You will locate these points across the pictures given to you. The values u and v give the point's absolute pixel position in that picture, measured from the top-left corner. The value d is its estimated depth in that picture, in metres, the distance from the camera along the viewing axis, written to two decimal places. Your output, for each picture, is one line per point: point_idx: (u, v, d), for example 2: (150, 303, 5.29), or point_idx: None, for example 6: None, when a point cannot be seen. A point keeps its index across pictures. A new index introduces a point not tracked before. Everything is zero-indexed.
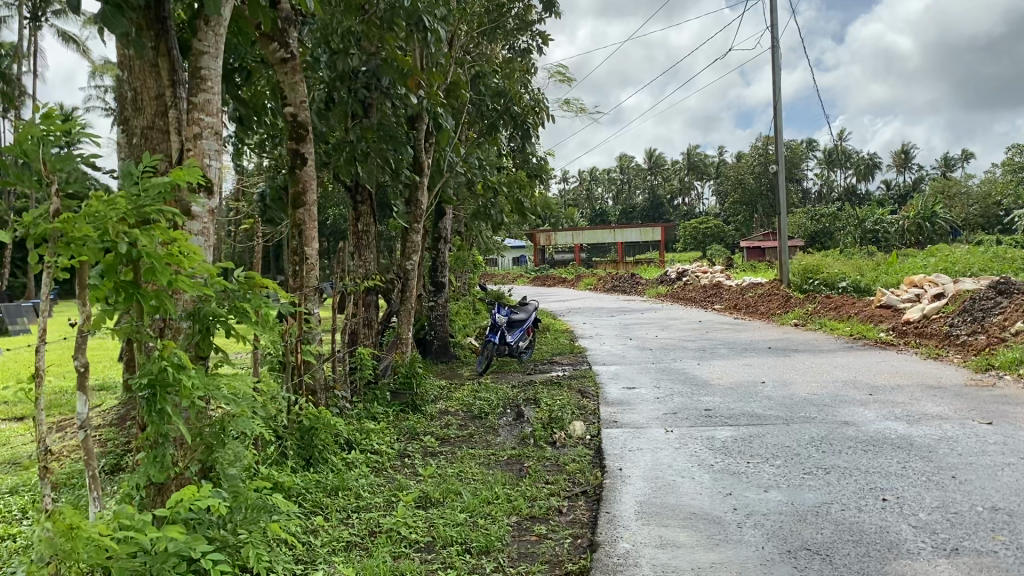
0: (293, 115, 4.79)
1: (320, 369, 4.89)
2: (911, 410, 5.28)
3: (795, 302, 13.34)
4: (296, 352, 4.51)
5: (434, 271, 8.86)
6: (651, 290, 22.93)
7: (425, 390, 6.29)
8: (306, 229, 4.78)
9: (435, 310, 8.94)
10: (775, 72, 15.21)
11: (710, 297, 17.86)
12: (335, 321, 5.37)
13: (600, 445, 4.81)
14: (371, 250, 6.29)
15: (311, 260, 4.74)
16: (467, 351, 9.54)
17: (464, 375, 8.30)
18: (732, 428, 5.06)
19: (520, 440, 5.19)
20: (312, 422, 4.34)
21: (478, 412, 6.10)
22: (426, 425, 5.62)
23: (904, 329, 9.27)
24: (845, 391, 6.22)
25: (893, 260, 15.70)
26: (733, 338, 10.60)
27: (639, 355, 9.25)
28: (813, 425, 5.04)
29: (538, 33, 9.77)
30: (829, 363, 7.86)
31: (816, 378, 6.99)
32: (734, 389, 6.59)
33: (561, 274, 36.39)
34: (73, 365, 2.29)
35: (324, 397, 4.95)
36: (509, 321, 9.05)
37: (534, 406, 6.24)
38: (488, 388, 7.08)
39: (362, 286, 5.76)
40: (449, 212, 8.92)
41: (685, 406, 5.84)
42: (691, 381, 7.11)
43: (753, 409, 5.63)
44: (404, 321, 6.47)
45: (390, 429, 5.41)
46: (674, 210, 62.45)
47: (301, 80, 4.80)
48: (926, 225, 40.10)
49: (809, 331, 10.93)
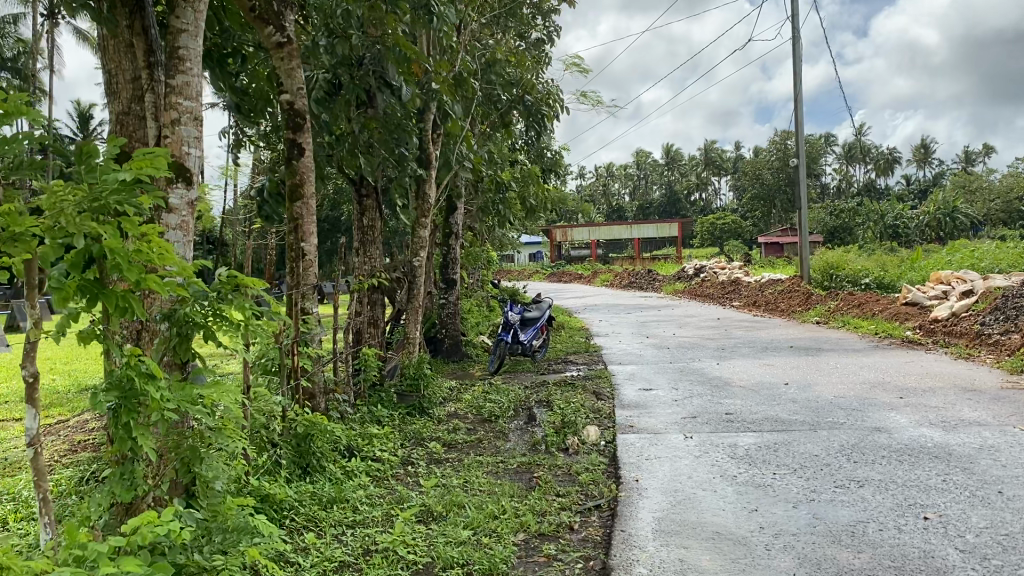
0: (290, 103, 4.53)
1: (319, 371, 4.72)
2: (947, 417, 4.95)
3: (816, 299, 12.99)
4: (292, 354, 4.27)
5: (445, 267, 8.60)
6: (668, 286, 22.61)
7: (433, 392, 6.04)
8: (304, 225, 4.56)
9: (445, 307, 8.69)
10: (796, 63, 14.84)
11: (728, 294, 17.52)
12: (336, 322, 5.14)
13: (614, 453, 4.54)
14: (376, 246, 6.04)
15: (309, 256, 4.56)
16: (479, 350, 9.28)
17: (475, 374, 8.04)
18: (755, 434, 4.77)
19: (531, 446, 4.92)
20: (308, 428, 4.13)
21: (488, 416, 5.83)
22: (432, 430, 5.36)
23: (933, 328, 8.92)
24: (875, 394, 5.90)
25: (917, 255, 15.29)
26: (753, 337, 10.28)
27: (656, 354, 8.96)
28: (841, 431, 4.74)
29: (552, 22, 9.47)
30: (855, 363, 7.54)
31: (843, 379, 6.67)
32: (756, 390, 6.28)
33: (576, 270, 36.11)
34: (21, 375, 1.99)
35: (323, 402, 4.72)
36: (523, 318, 8.78)
37: (546, 409, 5.96)
38: (499, 389, 6.81)
39: (365, 284, 5.51)
40: (460, 207, 8.65)
41: (705, 409, 5.55)
42: (711, 381, 6.81)
43: (776, 413, 5.33)
44: (411, 321, 6.22)
45: (395, 434, 5.16)
46: (690, 206, 62.01)
47: (299, 66, 4.56)
48: (947, 220, 39.50)
49: (832, 329, 10.59)
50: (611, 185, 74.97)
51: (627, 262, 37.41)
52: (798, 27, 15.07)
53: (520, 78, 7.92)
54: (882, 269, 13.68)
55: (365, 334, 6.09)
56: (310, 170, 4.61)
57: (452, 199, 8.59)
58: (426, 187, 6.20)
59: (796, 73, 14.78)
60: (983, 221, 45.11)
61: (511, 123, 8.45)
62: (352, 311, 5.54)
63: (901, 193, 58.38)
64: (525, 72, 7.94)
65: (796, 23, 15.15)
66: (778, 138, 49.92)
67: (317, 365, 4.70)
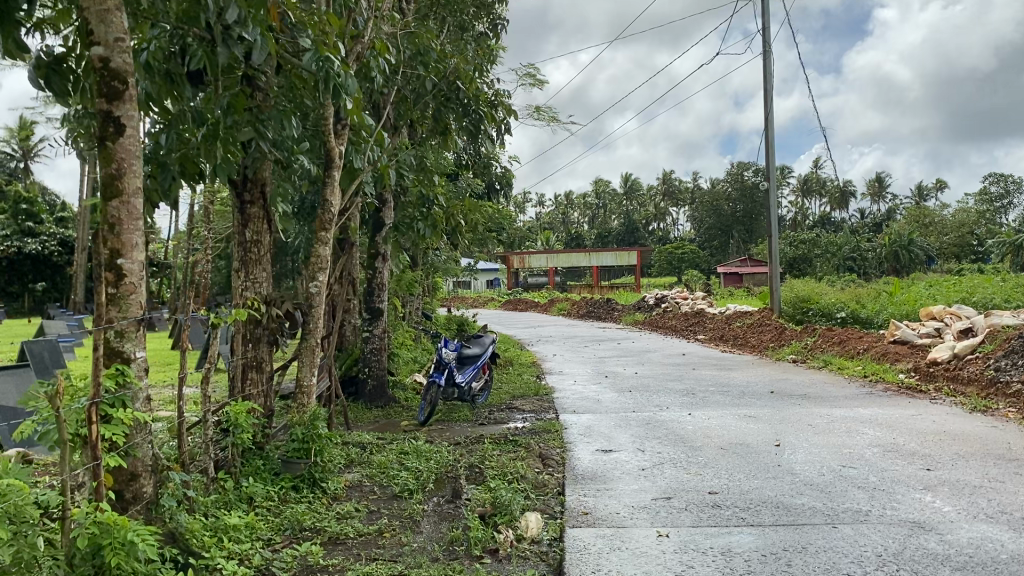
0: (103, 59, 3.17)
1: (147, 441, 3.37)
2: (1005, 505, 3.72)
3: (790, 334, 11.84)
4: (92, 423, 2.91)
5: (369, 295, 7.29)
6: (628, 316, 21.48)
7: (329, 458, 4.72)
8: (124, 231, 3.23)
9: (369, 343, 7.33)
10: (767, 82, 13.86)
11: (691, 326, 16.38)
12: (182, 370, 3.78)
13: (561, 564, 3.22)
14: (262, 267, 4.74)
15: (132, 278, 3.27)
16: (410, 393, 7.90)
17: (401, 425, 6.67)
18: (754, 532, 3.48)
19: (447, 546, 3.58)
20: (96, 538, 2.76)
21: (400, 491, 4.50)
22: (317, 517, 4.02)
23: (932, 372, 7.79)
24: (889, 463, 4.67)
25: (894, 288, 14.26)
26: (725, 378, 9.05)
27: (616, 399, 7.68)
28: (870, 529, 3.46)
29: (499, 15, 8.24)
30: (852, 417, 6.31)
31: (845, 439, 5.44)
32: (742, 456, 5.01)
33: (532, 298, 34.75)
34: None
35: (151, 484, 3.37)
36: (460, 356, 7.47)
37: (477, 479, 4.62)
38: (422, 449, 5.45)
39: (231, 315, 4.17)
40: (388, 224, 7.33)
41: (680, 487, 4.26)
42: (682, 441, 5.54)
43: (772, 495, 4.05)
44: (303, 365, 4.85)
45: (261, 527, 3.80)
46: (648, 235, 61.35)
47: (119, 10, 3.23)
48: (904, 253, 39.11)
49: (812, 370, 9.43)
50: (570, 212, 74.19)
51: (584, 290, 36.30)
52: (768, 44, 14.14)
53: (454, 71, 6.71)
54: (858, 302, 12.60)
55: (246, 382, 4.76)
56: (136, 158, 3.28)
57: (378, 215, 7.29)
58: (327, 192, 4.77)
59: (768, 91, 13.80)
60: (940, 255, 44.81)
61: (448, 128, 7.21)
62: (210, 353, 4.16)
63: (857, 225, 58.27)
64: (463, 65, 6.72)
65: (767, 38, 14.24)
66: (738, 168, 49.45)
67: (141, 434, 3.34)
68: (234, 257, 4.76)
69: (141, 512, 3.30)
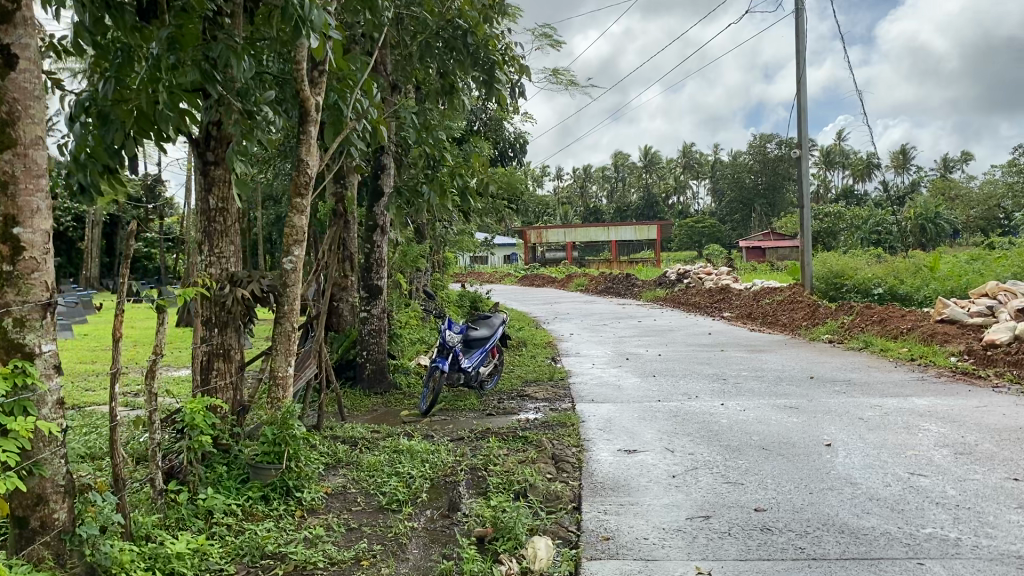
0: None
1: (60, 455, 2.69)
2: None
3: (824, 312, 11.08)
4: None
5: (367, 270, 6.61)
6: (649, 292, 20.77)
7: (306, 462, 4.05)
8: (20, 192, 2.56)
9: (367, 324, 6.64)
10: (799, 43, 13.01)
11: (717, 303, 15.61)
12: (115, 362, 3.10)
13: None
14: (229, 240, 4.07)
15: (33, 251, 2.58)
16: (413, 378, 7.23)
17: (401, 416, 6.00)
18: (820, 570, 2.77)
19: None
20: None
21: (387, 503, 3.82)
22: (283, 538, 3.35)
23: (990, 355, 7.02)
24: (968, 471, 3.93)
25: (933, 262, 13.42)
26: (759, 361, 8.32)
27: (639, 385, 6.97)
28: (966, 568, 2.74)
29: None
30: (909, 408, 5.58)
31: (907, 437, 4.70)
32: (788, 460, 4.30)
33: (549, 273, 34.00)
34: None
35: (65, 509, 2.70)
36: (467, 338, 6.78)
37: (478, 488, 3.94)
38: (419, 446, 4.78)
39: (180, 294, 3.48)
40: (387, 192, 6.62)
41: (719, 502, 3.56)
42: (717, 439, 4.82)
43: (832, 515, 3.34)
44: (277, 355, 4.16)
45: (212, 553, 3.13)
46: (668, 209, 60.24)
47: None
48: (931, 226, 37.93)
49: (852, 351, 8.68)
50: (589, 186, 73.25)
51: (603, 265, 35.58)
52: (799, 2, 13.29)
53: (458, 15, 5.95)
54: (897, 277, 11.77)
55: (211, 373, 4.11)
56: (36, 98, 2.59)
57: (377, 181, 6.60)
58: (301, 151, 4.07)
59: (801, 52, 12.96)
60: (966, 227, 43.60)
61: (454, 84, 6.48)
62: (157, 343, 3.41)
63: (881, 198, 56.89)
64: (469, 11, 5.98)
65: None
66: (760, 140, 48.30)
67: (52, 446, 2.66)
68: (195, 228, 4.09)
69: (50, 545, 2.63)
